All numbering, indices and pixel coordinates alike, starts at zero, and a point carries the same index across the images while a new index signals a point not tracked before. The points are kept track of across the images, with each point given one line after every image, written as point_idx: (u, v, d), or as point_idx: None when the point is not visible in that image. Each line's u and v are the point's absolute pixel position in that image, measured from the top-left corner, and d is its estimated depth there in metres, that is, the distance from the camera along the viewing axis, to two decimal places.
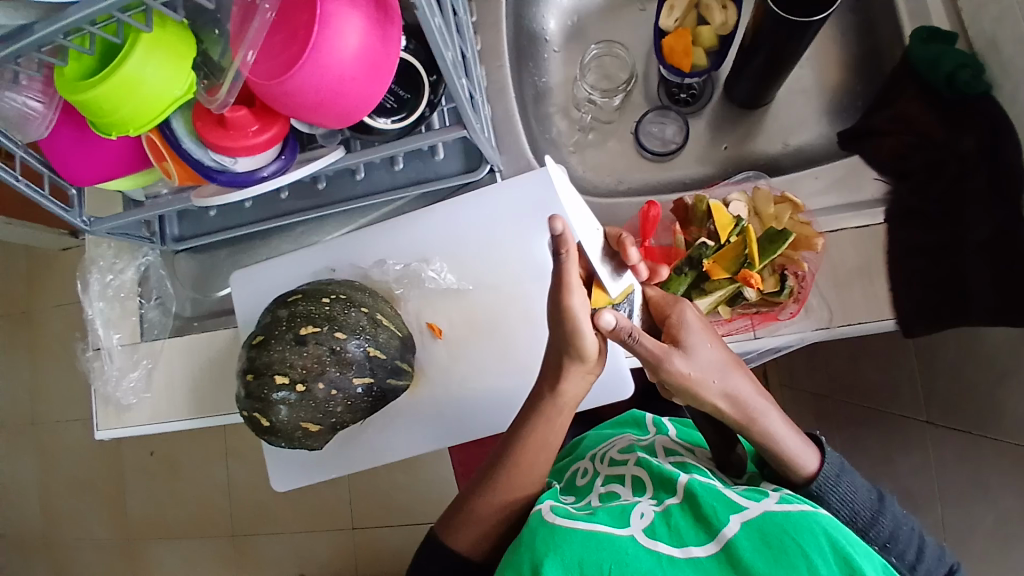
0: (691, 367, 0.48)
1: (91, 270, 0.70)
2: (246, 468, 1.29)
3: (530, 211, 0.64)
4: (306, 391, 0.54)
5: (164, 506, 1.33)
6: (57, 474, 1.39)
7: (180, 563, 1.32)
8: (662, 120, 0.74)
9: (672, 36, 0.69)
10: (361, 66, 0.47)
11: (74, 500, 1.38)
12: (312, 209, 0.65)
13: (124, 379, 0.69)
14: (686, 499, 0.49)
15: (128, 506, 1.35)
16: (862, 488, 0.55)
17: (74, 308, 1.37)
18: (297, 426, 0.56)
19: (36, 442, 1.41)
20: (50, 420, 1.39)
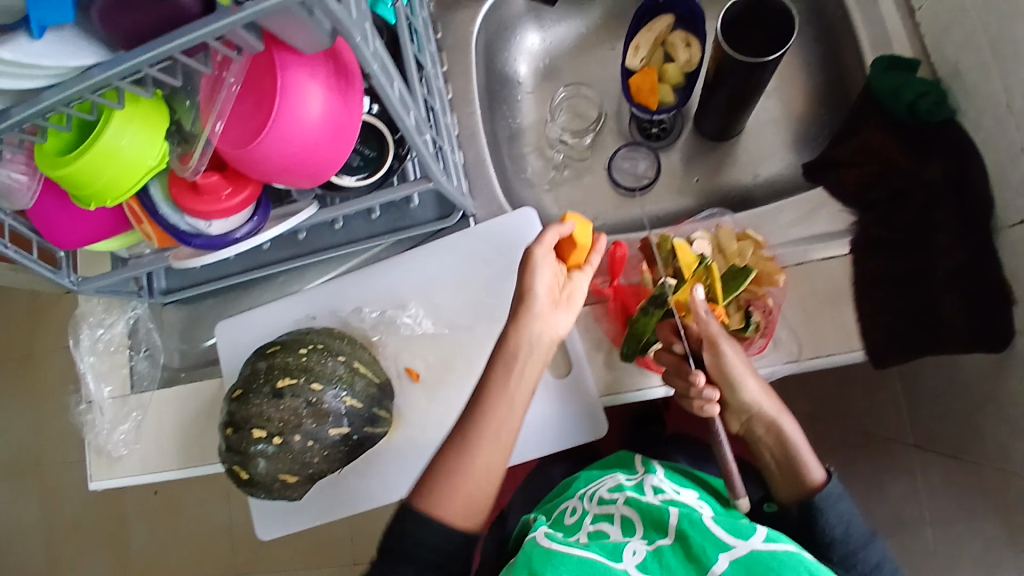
0: (737, 360, 0.54)
1: (82, 326, 0.72)
2: (246, 506, 1.30)
3: (503, 253, 0.65)
4: (283, 443, 0.56)
5: (166, 548, 1.34)
6: (59, 519, 1.40)
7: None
8: (634, 156, 0.75)
9: (637, 77, 0.70)
10: (324, 131, 0.49)
11: (77, 543, 1.39)
12: (291, 259, 0.66)
13: (115, 431, 0.71)
14: (678, 539, 0.50)
15: (130, 547, 1.36)
16: (858, 518, 0.55)
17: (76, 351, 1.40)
18: (275, 477, 0.57)
19: (39, 485, 1.42)
20: (53, 463, 1.41)
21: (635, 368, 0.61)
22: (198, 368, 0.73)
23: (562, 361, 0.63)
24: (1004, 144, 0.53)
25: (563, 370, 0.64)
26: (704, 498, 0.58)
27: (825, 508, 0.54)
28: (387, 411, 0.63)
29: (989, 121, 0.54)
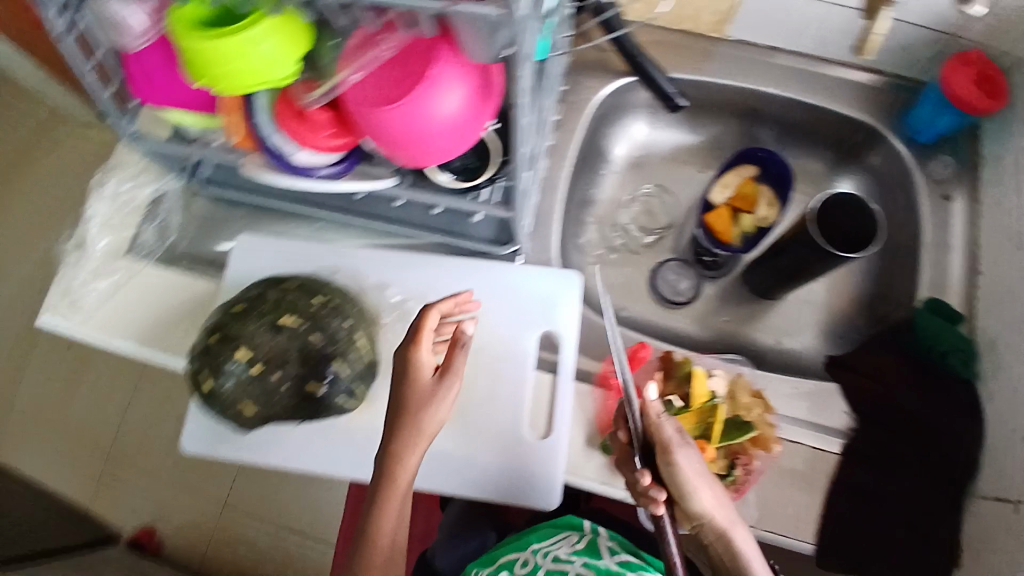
0: (688, 462, 0.52)
1: (110, 176, 0.69)
2: (147, 404, 1.31)
3: (535, 302, 0.64)
4: (261, 374, 0.55)
5: (57, 406, 1.32)
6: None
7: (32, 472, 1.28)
8: (681, 272, 0.78)
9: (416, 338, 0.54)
10: (448, 128, 0.50)
11: None
12: (337, 212, 0.67)
13: (91, 283, 0.67)
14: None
15: (15, 392, 1.33)
16: None
17: (67, 184, 1.41)
18: (237, 401, 0.56)
19: None
20: None
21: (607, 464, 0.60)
22: (198, 264, 0.69)
23: (544, 422, 0.62)
24: (1008, 425, 0.58)
25: (543, 432, 0.62)
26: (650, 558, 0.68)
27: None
28: (360, 396, 0.61)
29: (1005, 399, 0.59)
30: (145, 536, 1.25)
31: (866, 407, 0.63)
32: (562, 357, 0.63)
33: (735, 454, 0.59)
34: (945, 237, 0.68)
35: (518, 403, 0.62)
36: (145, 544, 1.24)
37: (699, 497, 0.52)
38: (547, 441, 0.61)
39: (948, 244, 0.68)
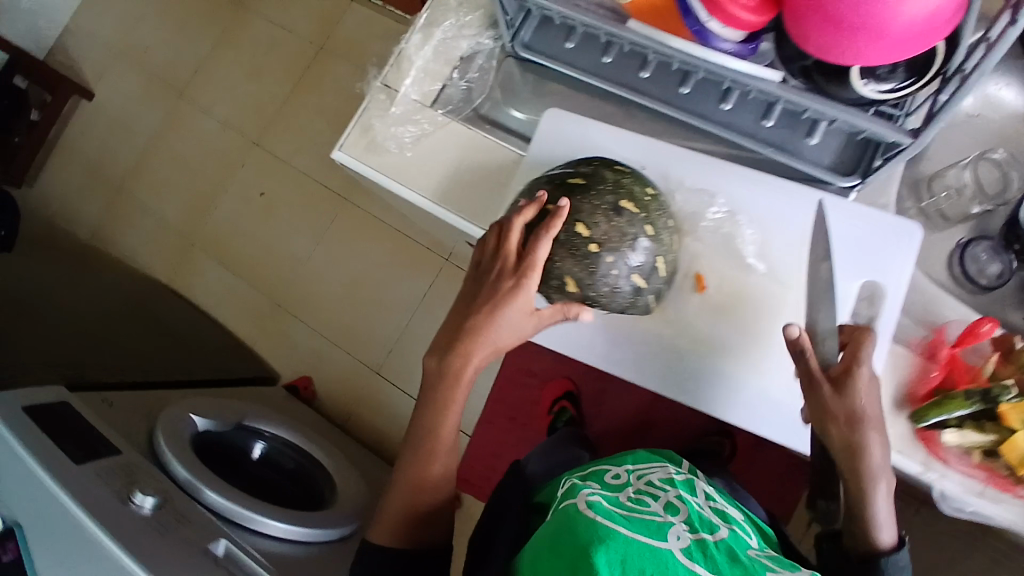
0: (876, 406, 0.50)
1: (434, 24, 0.66)
2: (327, 256, 1.44)
3: (863, 246, 0.59)
4: (595, 253, 0.52)
5: (243, 240, 1.49)
6: (188, 156, 1.56)
7: (220, 293, 1.49)
8: (992, 254, 0.67)
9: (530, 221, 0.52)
10: (897, 21, 0.41)
11: (175, 179, 1.56)
12: (659, 104, 0.62)
13: (394, 128, 0.66)
14: (721, 544, 0.47)
15: (212, 216, 1.52)
16: None
17: (287, 32, 1.52)
18: (560, 276, 0.53)
19: (174, 110, 1.58)
20: (196, 102, 1.57)
21: (907, 433, 0.57)
22: (500, 130, 0.67)
23: None
24: None
25: None
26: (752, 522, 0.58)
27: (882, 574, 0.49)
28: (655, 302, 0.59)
29: None
30: (300, 383, 1.38)
31: None
32: (881, 312, 0.58)
33: None
34: None
35: None
36: (300, 390, 1.37)
37: (873, 439, 0.49)
38: None
39: None
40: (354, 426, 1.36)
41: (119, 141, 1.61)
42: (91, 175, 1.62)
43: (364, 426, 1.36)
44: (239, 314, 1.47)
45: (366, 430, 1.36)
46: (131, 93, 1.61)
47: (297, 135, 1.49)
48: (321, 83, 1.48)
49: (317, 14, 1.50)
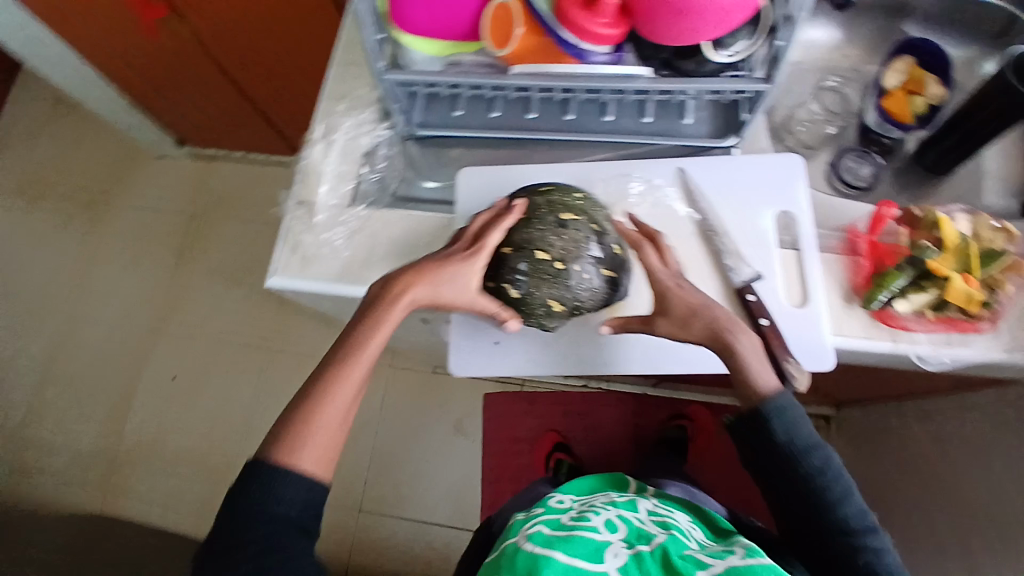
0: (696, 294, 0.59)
1: (329, 134, 0.70)
2: (268, 410, 1.37)
3: (765, 185, 0.67)
4: (563, 270, 0.58)
5: (172, 430, 1.39)
6: (84, 367, 1.45)
7: (163, 496, 1.35)
8: (860, 160, 0.82)
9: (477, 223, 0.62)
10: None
11: (75, 396, 1.44)
12: (553, 132, 0.69)
13: (324, 235, 0.67)
14: (658, 551, 0.50)
15: (129, 420, 1.41)
16: (805, 425, 0.58)
17: (153, 212, 1.52)
18: (543, 301, 0.59)
19: (51, 328, 1.48)
20: (74, 310, 1.49)
21: (867, 319, 0.65)
22: (428, 203, 0.71)
23: (798, 292, 0.64)
24: None
25: (799, 301, 0.64)
26: (696, 523, 0.60)
27: (769, 414, 0.57)
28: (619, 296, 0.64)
29: None
30: None
31: None
32: (800, 233, 0.66)
33: (992, 284, 0.64)
34: None
35: (771, 276, 0.65)
36: None
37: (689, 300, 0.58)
38: (806, 310, 0.63)
39: None
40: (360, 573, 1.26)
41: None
42: None
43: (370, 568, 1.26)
44: (190, 510, 1.34)
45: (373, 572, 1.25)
46: None
47: (198, 303, 1.45)
48: (207, 246, 1.48)
49: (183, 186, 1.53)
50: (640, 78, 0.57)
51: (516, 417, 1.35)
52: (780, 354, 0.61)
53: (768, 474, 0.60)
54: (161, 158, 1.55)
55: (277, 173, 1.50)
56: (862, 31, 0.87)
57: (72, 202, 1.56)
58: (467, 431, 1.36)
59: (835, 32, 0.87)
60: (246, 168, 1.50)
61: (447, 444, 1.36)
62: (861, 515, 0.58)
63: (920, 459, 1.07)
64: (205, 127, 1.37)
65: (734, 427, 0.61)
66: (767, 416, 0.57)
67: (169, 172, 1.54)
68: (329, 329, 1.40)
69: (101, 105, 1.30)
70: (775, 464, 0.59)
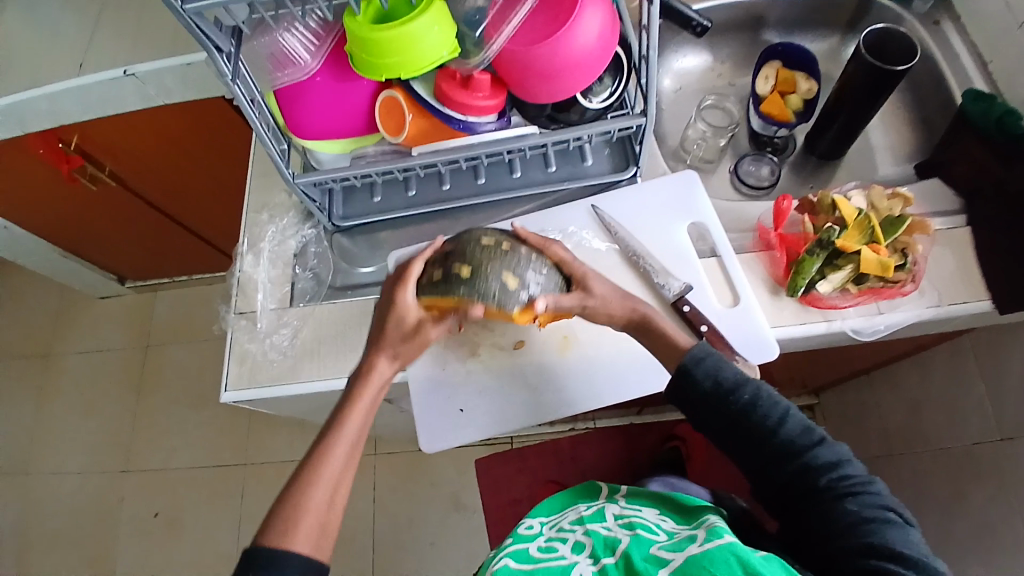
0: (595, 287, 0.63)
1: (257, 245, 0.73)
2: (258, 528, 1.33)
3: (672, 205, 0.72)
4: (509, 248, 0.61)
5: (161, 574, 1.32)
6: (56, 531, 1.38)
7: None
8: (757, 163, 0.88)
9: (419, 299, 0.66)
10: (585, 54, 0.57)
11: (51, 563, 1.36)
12: (469, 198, 0.73)
13: (269, 339, 0.68)
14: (623, 559, 0.48)
15: (113, 574, 1.34)
16: (727, 366, 0.59)
17: (106, 354, 1.50)
18: (497, 279, 0.59)
19: (15, 497, 1.42)
20: (38, 472, 1.43)
21: (797, 306, 0.69)
22: (364, 288, 0.72)
23: (727, 293, 0.68)
24: None
25: (729, 301, 0.68)
26: (666, 516, 0.58)
27: (689, 364, 0.59)
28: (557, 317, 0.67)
29: None
30: None
31: (967, 183, 0.74)
32: (714, 240, 0.71)
33: (903, 246, 0.68)
34: (947, 51, 0.83)
35: (699, 284, 0.68)
36: None
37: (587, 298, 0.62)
38: (737, 308, 0.67)
39: (951, 56, 0.83)
40: None
41: None
42: None
43: None
44: None
45: None
46: None
47: (166, 436, 1.42)
48: (165, 376, 1.46)
49: (131, 322, 1.52)
50: (531, 136, 0.63)
51: (510, 476, 1.34)
52: (727, 355, 0.63)
53: (717, 430, 0.58)
54: (105, 299, 1.54)
55: (224, 288, 1.51)
56: (732, 46, 0.96)
57: (19, 362, 1.52)
58: (464, 502, 1.34)
59: (706, 55, 0.97)
60: (193, 290, 1.51)
61: (446, 519, 1.33)
62: (809, 431, 0.57)
63: (896, 422, 1.10)
64: (145, 260, 1.38)
65: (665, 397, 0.61)
66: (689, 365, 0.59)
67: (116, 311, 1.53)
68: (306, 430, 1.38)
69: (35, 260, 1.30)
70: (714, 411, 0.58)
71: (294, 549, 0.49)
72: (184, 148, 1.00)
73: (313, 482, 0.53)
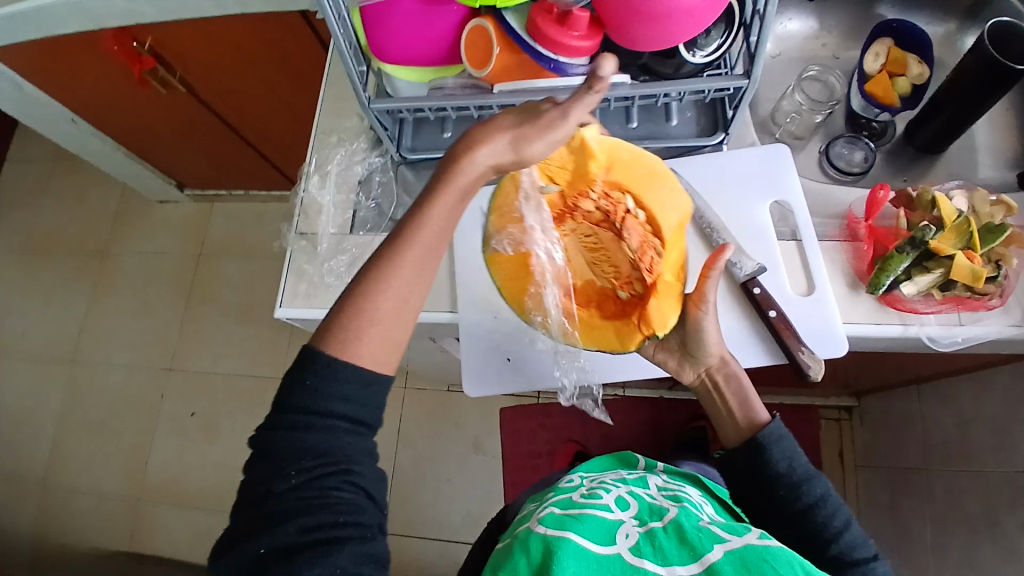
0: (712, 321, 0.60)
1: (323, 168, 0.72)
2: None
3: (757, 178, 0.67)
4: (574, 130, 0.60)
5: (194, 471, 1.39)
6: (102, 416, 1.46)
7: (190, 537, 1.35)
8: (851, 146, 0.81)
9: (496, 262, 0.66)
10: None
11: (95, 445, 1.45)
12: None
13: (327, 263, 0.68)
14: (671, 526, 0.49)
15: (150, 464, 1.42)
16: (802, 455, 0.58)
17: (159, 257, 1.55)
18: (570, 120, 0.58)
19: (68, 380, 1.51)
20: (89, 360, 1.51)
21: (873, 305, 0.65)
22: None
23: (803, 280, 0.64)
24: None
25: (804, 288, 0.64)
26: (708, 497, 0.59)
27: (767, 439, 0.58)
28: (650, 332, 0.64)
29: None
30: None
31: None
32: (796, 222, 0.67)
33: (998, 258, 0.63)
34: None
35: (774, 266, 0.64)
36: None
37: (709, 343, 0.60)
38: (812, 297, 0.63)
39: None
40: None
41: (20, 438, 1.48)
42: (1, 487, 1.46)
43: None
44: None
45: None
46: (20, 384, 1.52)
47: (209, 343, 1.47)
48: (214, 286, 1.50)
49: (186, 229, 1.55)
50: (621, 85, 0.59)
51: (533, 432, 1.35)
52: (792, 345, 0.61)
53: (770, 511, 0.57)
54: (164, 204, 1.58)
55: (278, 209, 1.52)
56: (840, 17, 0.88)
57: (81, 254, 1.59)
58: (484, 449, 1.36)
59: (812, 23, 0.89)
60: (247, 206, 1.53)
61: (466, 463, 1.35)
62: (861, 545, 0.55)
63: (943, 441, 1.05)
64: (204, 170, 1.40)
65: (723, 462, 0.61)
66: (764, 443, 0.58)
67: (173, 217, 1.57)
68: None
69: (101, 157, 1.33)
70: (775, 492, 0.57)
71: (352, 362, 0.46)
72: (255, 62, 0.99)
73: (379, 286, 0.47)
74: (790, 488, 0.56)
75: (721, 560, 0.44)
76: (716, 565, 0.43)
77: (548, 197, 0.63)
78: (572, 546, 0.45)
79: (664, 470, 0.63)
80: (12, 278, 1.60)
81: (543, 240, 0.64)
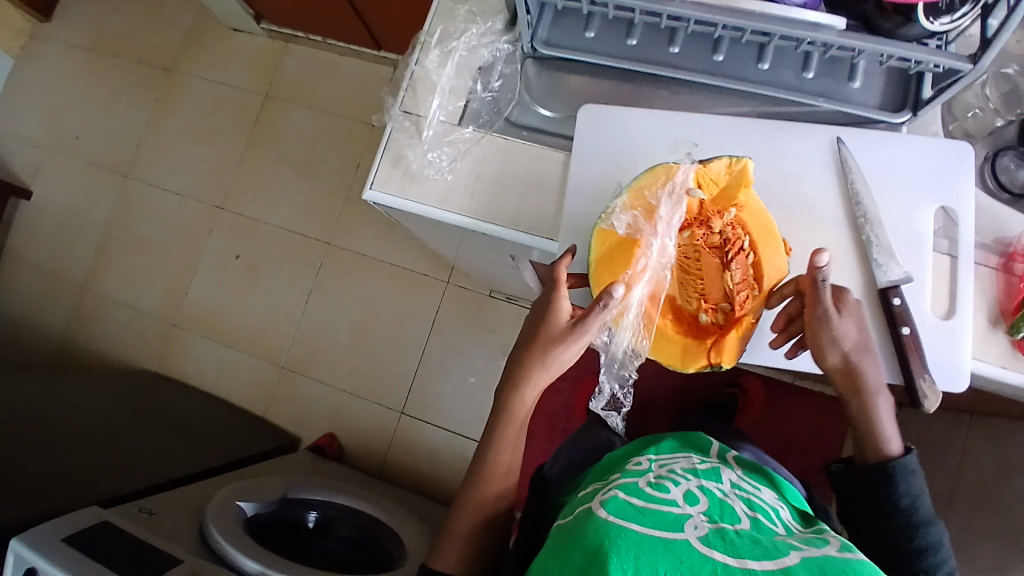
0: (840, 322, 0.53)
1: (445, 43, 0.64)
2: (324, 306, 1.38)
3: (931, 174, 0.58)
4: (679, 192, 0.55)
5: (230, 311, 1.41)
6: (149, 236, 1.47)
7: (217, 371, 1.40)
8: (1020, 162, 0.66)
9: (604, 240, 0.55)
10: None
11: (139, 262, 1.46)
12: (697, 76, 0.60)
13: (431, 154, 0.62)
14: (742, 530, 0.46)
15: (190, 293, 1.43)
16: (926, 496, 0.59)
17: (225, 87, 1.47)
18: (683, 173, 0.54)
19: (120, 191, 1.49)
20: (142, 177, 1.49)
21: (1005, 348, 0.58)
22: (543, 134, 0.64)
23: (944, 303, 0.58)
24: None
25: (944, 312, 0.57)
26: (782, 503, 0.56)
27: (896, 474, 0.59)
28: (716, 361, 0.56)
29: None
30: (324, 441, 1.29)
31: None
32: (957, 235, 0.58)
33: None
34: None
35: (920, 279, 0.57)
36: (327, 449, 1.28)
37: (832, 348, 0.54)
38: (950, 323, 0.57)
39: None
40: (392, 475, 1.30)
41: (69, 238, 1.50)
42: (46, 279, 1.49)
43: (405, 471, 1.30)
44: (240, 388, 1.39)
45: (409, 477, 1.29)
46: (72, 186, 1.51)
47: (262, 189, 1.43)
48: (275, 132, 1.44)
49: (255, 65, 1.46)
50: (828, 29, 0.49)
51: None
52: (917, 371, 0.56)
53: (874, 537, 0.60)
54: (238, 32, 1.48)
55: (354, 65, 1.41)
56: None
57: (145, 66, 1.52)
58: None
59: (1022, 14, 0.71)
60: (323, 54, 1.42)
61: None
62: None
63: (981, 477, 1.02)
64: (286, 6, 1.29)
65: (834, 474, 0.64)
66: (895, 474, 0.59)
67: (245, 47, 1.47)
68: (390, 236, 1.37)
69: None
70: (889, 525, 0.59)
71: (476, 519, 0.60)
72: None
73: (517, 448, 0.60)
74: (912, 523, 0.58)
75: (798, 567, 0.42)
76: (794, 569, 0.41)
77: (687, 199, 0.55)
78: (634, 534, 0.43)
79: (739, 471, 0.60)
80: (74, 77, 1.55)
81: (664, 237, 0.54)
